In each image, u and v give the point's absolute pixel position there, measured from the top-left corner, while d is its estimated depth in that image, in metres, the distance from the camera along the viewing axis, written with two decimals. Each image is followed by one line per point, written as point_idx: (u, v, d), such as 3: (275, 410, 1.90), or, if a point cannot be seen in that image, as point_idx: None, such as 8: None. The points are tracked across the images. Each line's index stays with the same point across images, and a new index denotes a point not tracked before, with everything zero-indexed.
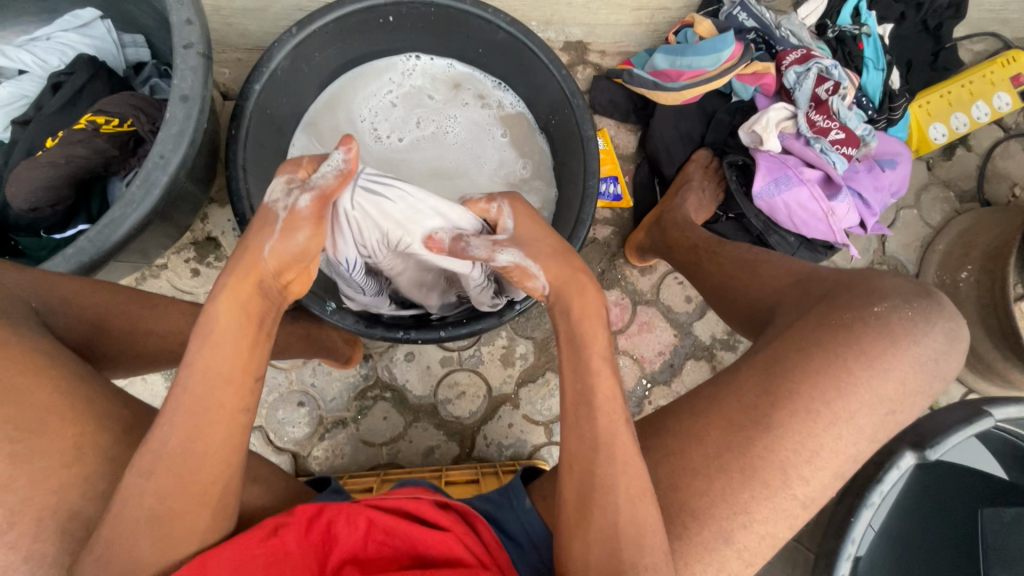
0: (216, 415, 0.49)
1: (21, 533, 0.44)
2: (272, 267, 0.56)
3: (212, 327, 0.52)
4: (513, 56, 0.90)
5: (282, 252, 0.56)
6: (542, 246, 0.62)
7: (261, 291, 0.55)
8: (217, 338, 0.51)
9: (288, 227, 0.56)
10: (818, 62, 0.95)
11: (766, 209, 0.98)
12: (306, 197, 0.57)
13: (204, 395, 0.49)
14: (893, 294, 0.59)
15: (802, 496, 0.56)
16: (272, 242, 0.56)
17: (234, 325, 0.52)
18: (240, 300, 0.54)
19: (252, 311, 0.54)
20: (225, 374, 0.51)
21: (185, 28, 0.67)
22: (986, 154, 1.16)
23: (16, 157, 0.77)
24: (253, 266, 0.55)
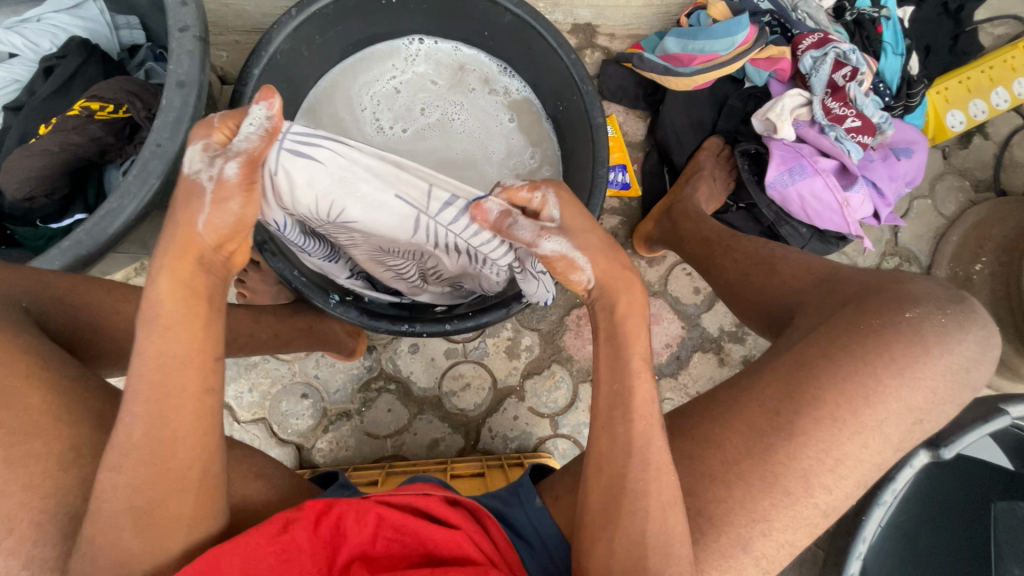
0: (179, 399, 0.46)
1: (19, 538, 0.43)
2: (211, 241, 0.50)
3: (154, 312, 0.47)
4: (520, 40, 0.87)
5: (216, 224, 0.50)
6: (588, 236, 0.56)
7: (203, 266, 0.50)
8: (166, 319, 0.47)
9: (218, 199, 0.49)
10: (835, 46, 0.91)
11: (779, 199, 0.96)
12: (232, 164, 0.50)
13: (161, 382, 0.46)
14: (925, 299, 0.58)
15: (824, 505, 0.55)
16: (204, 215, 0.50)
17: (180, 308, 0.48)
18: (180, 279, 0.48)
19: (195, 289, 0.49)
20: (179, 355, 0.47)
21: (180, 10, 0.65)
22: (1004, 142, 1.13)
23: (8, 145, 0.75)
24: (186, 242, 0.49)
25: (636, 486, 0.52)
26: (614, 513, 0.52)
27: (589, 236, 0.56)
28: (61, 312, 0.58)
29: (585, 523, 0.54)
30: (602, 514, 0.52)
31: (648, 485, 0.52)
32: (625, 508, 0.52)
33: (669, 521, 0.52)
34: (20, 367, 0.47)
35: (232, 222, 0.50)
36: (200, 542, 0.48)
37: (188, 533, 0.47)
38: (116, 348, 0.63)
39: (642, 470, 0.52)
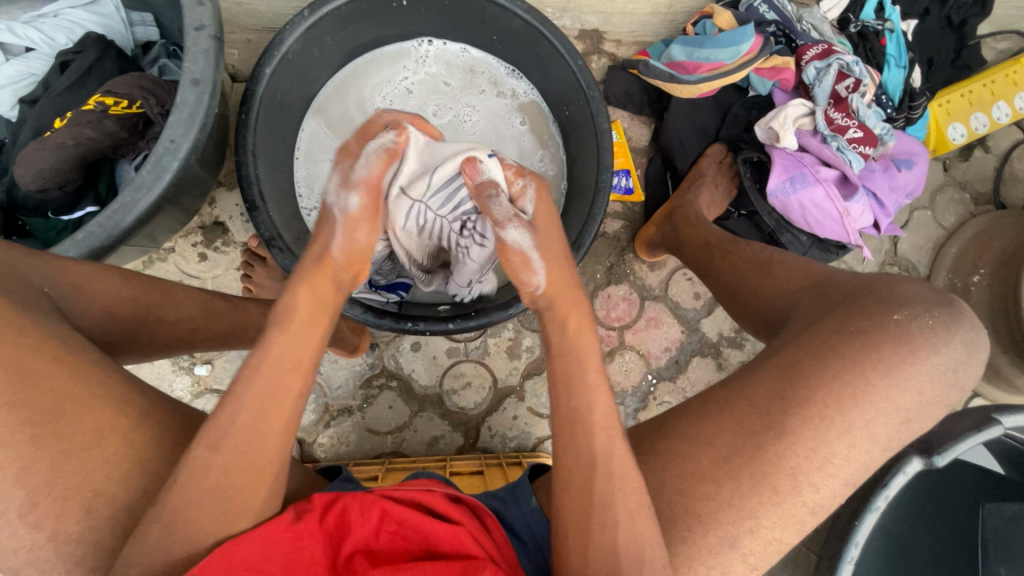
0: (282, 399, 0.50)
1: (43, 514, 0.44)
2: (341, 262, 0.59)
3: (288, 313, 0.54)
4: (529, 45, 0.88)
5: (348, 248, 0.59)
6: (553, 241, 0.64)
7: (335, 281, 0.58)
8: (298, 323, 0.53)
9: (350, 226, 0.59)
10: (839, 57, 0.93)
11: (780, 208, 0.97)
12: (356, 193, 0.59)
13: (272, 379, 0.50)
14: (913, 302, 0.59)
15: (811, 502, 0.56)
16: (340, 240, 0.59)
17: (308, 317, 0.55)
18: (319, 291, 0.56)
19: (326, 301, 0.57)
20: (297, 358, 0.52)
21: (196, 9, 0.66)
22: (1004, 156, 1.14)
23: (24, 137, 0.76)
24: (324, 259, 0.58)
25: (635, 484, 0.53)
26: (619, 509, 0.53)
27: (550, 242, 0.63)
28: (79, 301, 0.59)
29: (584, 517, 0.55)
30: (606, 513, 0.53)
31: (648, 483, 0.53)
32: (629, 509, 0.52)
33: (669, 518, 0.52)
34: (44, 351, 0.48)
35: (364, 240, 0.60)
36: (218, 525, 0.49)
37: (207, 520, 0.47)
38: (134, 334, 0.64)
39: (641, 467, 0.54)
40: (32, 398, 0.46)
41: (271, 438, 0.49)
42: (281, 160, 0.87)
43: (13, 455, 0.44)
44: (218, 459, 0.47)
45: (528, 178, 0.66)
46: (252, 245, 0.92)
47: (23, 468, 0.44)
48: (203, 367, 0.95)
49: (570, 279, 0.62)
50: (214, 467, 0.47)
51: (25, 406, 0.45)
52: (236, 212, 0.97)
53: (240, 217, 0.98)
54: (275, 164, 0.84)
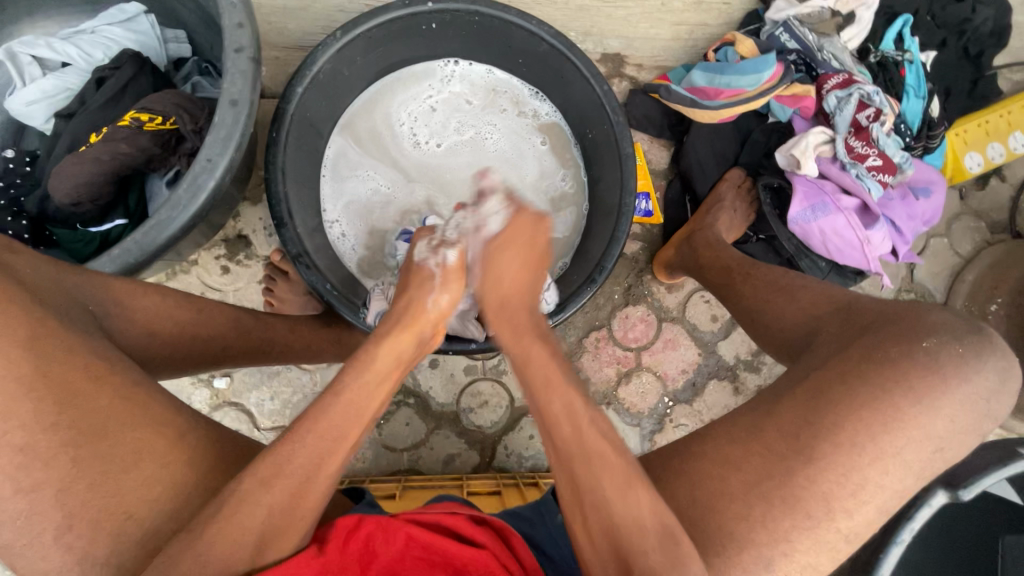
0: (337, 449, 0.50)
1: (76, 535, 0.44)
2: (430, 318, 0.65)
3: (371, 358, 0.56)
4: (553, 68, 0.90)
5: (438, 303, 0.66)
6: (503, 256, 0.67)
7: (417, 338, 0.63)
8: (376, 371, 0.56)
9: (444, 282, 0.67)
10: (860, 87, 0.93)
11: (800, 234, 0.97)
12: (451, 252, 0.68)
13: (336, 425, 0.50)
14: (942, 329, 0.59)
15: (845, 530, 0.56)
16: (433, 295, 0.66)
17: (388, 363, 0.57)
18: (402, 341, 0.60)
19: (402, 357, 0.60)
20: (362, 412, 0.52)
21: (236, 31, 0.67)
22: (1021, 185, 1.15)
23: (59, 150, 0.78)
24: (417, 311, 0.64)
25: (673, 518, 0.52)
26: None
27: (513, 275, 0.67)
28: (122, 318, 0.60)
29: None
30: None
31: None
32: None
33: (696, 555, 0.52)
34: (88, 370, 0.49)
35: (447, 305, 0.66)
36: None
37: None
38: (168, 351, 0.65)
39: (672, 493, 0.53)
40: (77, 417, 0.46)
41: (315, 482, 0.48)
42: (309, 176, 0.88)
43: (54, 476, 0.44)
44: (264, 497, 0.46)
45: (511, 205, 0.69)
46: (275, 259, 0.92)
47: (62, 489, 0.44)
48: (222, 380, 0.95)
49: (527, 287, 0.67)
50: (241, 489, 0.46)
51: (70, 426, 0.45)
52: (260, 226, 0.98)
53: (263, 231, 0.98)
54: (302, 181, 0.85)
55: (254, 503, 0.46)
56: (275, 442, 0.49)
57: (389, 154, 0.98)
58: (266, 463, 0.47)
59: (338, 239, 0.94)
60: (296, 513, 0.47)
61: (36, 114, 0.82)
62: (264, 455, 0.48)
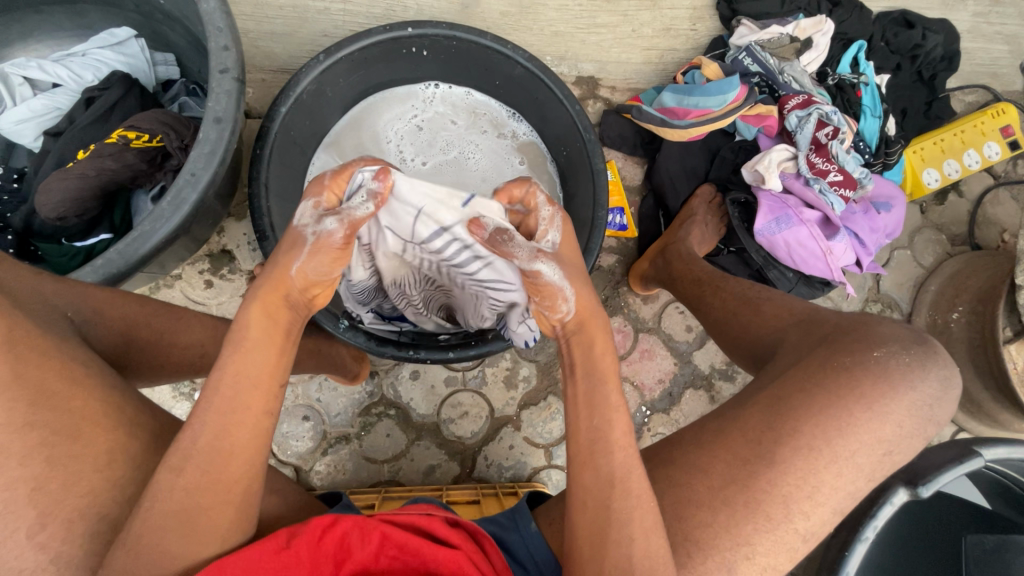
0: (244, 416, 0.51)
1: (51, 535, 0.44)
2: (297, 283, 0.58)
3: (243, 332, 0.54)
4: (529, 90, 0.94)
5: (307, 269, 0.58)
6: (576, 269, 0.64)
7: (287, 303, 0.58)
8: (250, 344, 0.54)
9: (316, 249, 0.58)
10: (819, 107, 0.99)
11: (767, 245, 1.01)
12: (334, 222, 0.58)
13: (233, 397, 0.51)
14: (890, 339, 0.63)
15: (802, 530, 0.58)
16: (300, 261, 0.58)
17: (263, 332, 0.55)
18: (271, 308, 0.56)
19: (278, 323, 0.57)
20: (255, 378, 0.53)
21: (222, 53, 0.70)
22: (977, 200, 1.21)
23: (46, 167, 0.80)
24: (279, 280, 0.57)
25: (614, 491, 0.55)
26: (629, 527, 0.54)
27: (574, 267, 0.64)
28: (99, 325, 0.61)
29: (572, 546, 0.56)
30: (602, 531, 0.55)
31: (643, 503, 0.55)
32: (621, 533, 0.54)
33: (648, 548, 0.54)
34: (66, 373, 0.49)
35: (323, 269, 0.59)
36: (229, 546, 0.50)
37: (206, 542, 0.48)
38: (151, 354, 0.67)
39: (615, 477, 0.56)
40: (52, 418, 0.47)
41: (230, 450, 0.50)
42: (291, 192, 0.90)
43: (26, 474, 0.44)
44: (180, 480, 0.47)
45: (557, 208, 0.66)
46: (260, 274, 0.95)
47: (36, 488, 0.44)
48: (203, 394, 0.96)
49: (593, 302, 0.63)
50: (154, 481, 0.47)
51: (45, 426, 0.46)
52: (243, 241, 1.00)
53: (247, 246, 1.00)
54: (286, 197, 0.88)
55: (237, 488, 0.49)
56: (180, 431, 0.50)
57: None
58: (174, 451, 0.49)
59: None
60: (231, 468, 0.50)
61: (25, 132, 0.85)
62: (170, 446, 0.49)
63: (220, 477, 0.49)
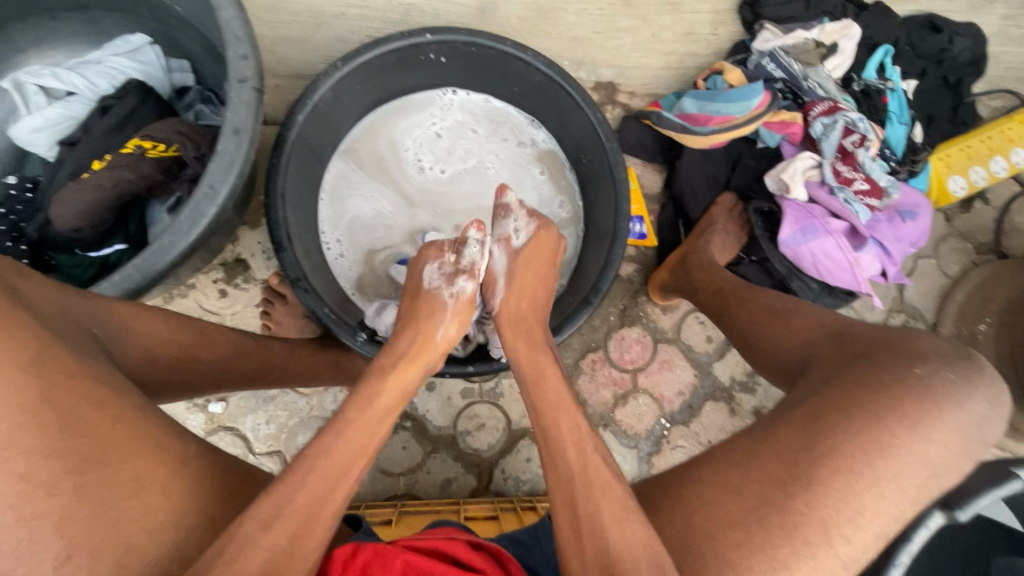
0: (341, 481, 0.52)
1: (80, 565, 0.42)
2: (438, 347, 0.69)
3: (378, 392, 0.60)
4: (550, 98, 0.92)
5: (449, 330, 0.70)
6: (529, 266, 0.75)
7: (423, 368, 0.67)
8: (377, 409, 0.59)
9: (455, 308, 0.71)
10: (845, 115, 0.97)
11: (791, 256, 0.99)
12: (464, 282, 0.71)
13: (339, 461, 0.53)
14: (931, 356, 0.61)
15: (844, 556, 0.55)
16: (442, 322, 0.70)
17: (392, 399, 0.61)
18: (412, 372, 0.65)
19: (407, 389, 0.63)
20: (363, 445, 0.56)
21: (241, 63, 0.69)
22: (1004, 208, 1.18)
23: (61, 177, 0.79)
24: (426, 340, 0.68)
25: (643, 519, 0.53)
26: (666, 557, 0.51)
27: (529, 275, 0.75)
28: (124, 342, 0.60)
29: None
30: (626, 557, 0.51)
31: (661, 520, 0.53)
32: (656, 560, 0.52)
33: None
34: (91, 394, 0.48)
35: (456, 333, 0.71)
36: None
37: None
38: (174, 371, 0.66)
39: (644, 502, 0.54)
40: (80, 443, 0.45)
41: (318, 518, 0.50)
42: (308, 201, 0.89)
43: (56, 503, 0.42)
44: (258, 514, 0.47)
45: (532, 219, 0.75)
46: (274, 283, 0.93)
47: (65, 517, 0.43)
48: (217, 405, 0.95)
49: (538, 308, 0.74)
50: (237, 529, 0.46)
51: (74, 452, 0.44)
52: (258, 250, 0.99)
53: (261, 255, 0.99)
54: (302, 206, 0.86)
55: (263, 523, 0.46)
56: (274, 484, 0.50)
57: (394, 178, 1.00)
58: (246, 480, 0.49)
59: (336, 260, 0.95)
60: (304, 547, 0.48)
61: (39, 141, 0.84)
62: (261, 498, 0.49)
63: (251, 521, 0.47)
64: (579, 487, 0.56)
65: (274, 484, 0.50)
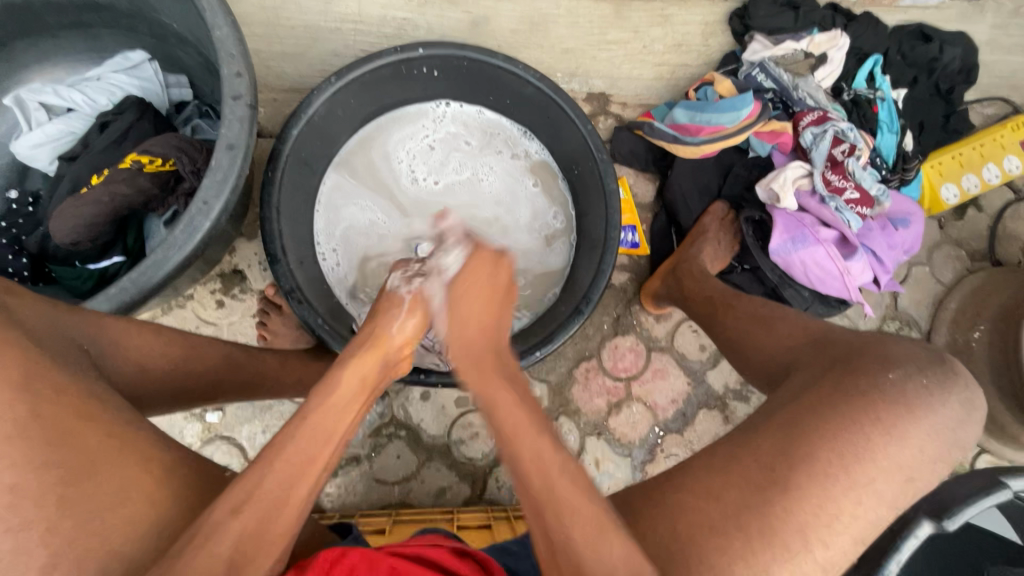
0: (309, 466, 0.53)
1: (63, 573, 0.43)
2: (395, 343, 0.70)
3: (336, 385, 0.61)
4: (541, 109, 0.93)
5: (405, 329, 0.72)
6: (479, 270, 0.75)
7: (381, 361, 0.68)
8: (338, 398, 0.60)
9: (409, 310, 0.72)
10: (834, 124, 0.98)
11: (782, 264, 1.00)
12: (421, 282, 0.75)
13: (305, 447, 0.54)
14: (905, 362, 0.62)
15: (822, 560, 0.56)
16: (397, 324, 0.71)
17: (352, 390, 0.62)
18: (370, 368, 0.66)
19: (366, 381, 0.65)
20: (330, 431, 0.57)
21: (235, 80, 0.70)
22: (997, 215, 1.18)
23: (61, 191, 0.81)
24: (382, 340, 0.69)
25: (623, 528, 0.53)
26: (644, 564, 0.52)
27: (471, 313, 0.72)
28: (115, 355, 0.62)
29: None
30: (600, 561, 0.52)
31: None
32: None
33: None
34: (81, 408, 0.49)
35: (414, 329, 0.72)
36: None
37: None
38: (166, 385, 0.67)
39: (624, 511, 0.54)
40: (67, 454, 0.46)
41: (290, 501, 0.50)
42: (302, 213, 0.90)
43: (42, 514, 0.44)
44: (235, 523, 0.47)
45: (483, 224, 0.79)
46: (269, 293, 0.95)
47: (49, 528, 0.44)
48: (214, 415, 0.96)
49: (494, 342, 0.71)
50: (210, 516, 0.47)
51: (61, 463, 0.46)
52: (255, 261, 1.00)
53: (258, 266, 1.01)
54: (297, 219, 0.88)
55: (231, 533, 0.46)
56: (242, 473, 0.51)
57: (389, 189, 1.02)
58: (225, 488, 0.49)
59: (331, 271, 0.96)
60: (278, 525, 0.49)
61: (40, 156, 0.86)
62: (233, 484, 0.49)
63: (221, 509, 0.47)
64: (553, 480, 0.56)
65: (241, 474, 0.51)
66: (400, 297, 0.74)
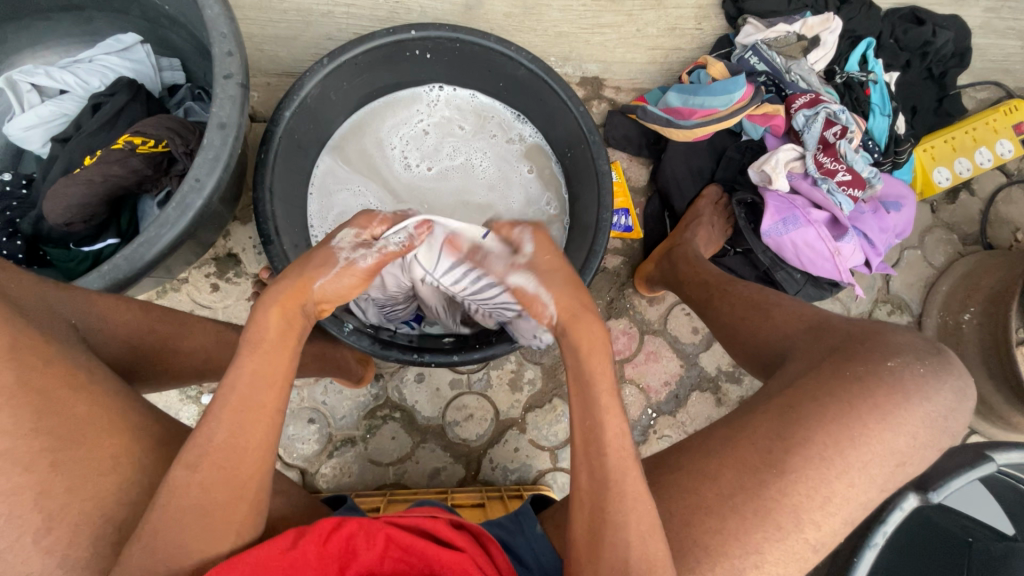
0: (258, 414, 0.51)
1: (55, 539, 0.45)
2: (315, 297, 0.60)
3: (259, 333, 0.55)
4: (534, 91, 0.93)
5: (329, 288, 0.60)
6: (557, 272, 0.63)
7: (301, 312, 0.59)
8: (269, 344, 0.55)
9: (343, 273, 0.60)
10: (826, 106, 0.98)
11: (774, 246, 1.00)
12: (369, 258, 0.61)
13: (248, 396, 0.52)
14: (905, 350, 0.62)
15: (813, 540, 0.57)
16: (323, 280, 0.60)
17: (278, 335, 0.55)
18: (288, 313, 0.57)
19: (288, 330, 0.57)
20: (269, 374, 0.53)
21: (226, 59, 0.70)
22: (990, 199, 1.19)
23: (54, 173, 0.81)
24: (300, 289, 0.58)
25: (605, 499, 0.54)
26: (631, 533, 0.53)
27: (556, 275, 0.63)
28: (102, 330, 0.62)
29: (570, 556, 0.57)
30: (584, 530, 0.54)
31: (629, 499, 0.54)
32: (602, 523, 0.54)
33: (647, 558, 0.53)
34: (72, 379, 0.50)
35: (346, 292, 0.62)
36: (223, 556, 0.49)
37: (220, 540, 0.49)
38: (155, 362, 0.68)
39: (608, 483, 0.55)
40: (57, 424, 0.47)
41: (244, 450, 0.50)
42: (295, 197, 0.90)
43: (34, 481, 0.44)
44: (196, 477, 0.48)
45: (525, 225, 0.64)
46: (264, 277, 0.96)
47: (41, 493, 0.45)
48: (210, 397, 0.96)
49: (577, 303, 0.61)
50: (171, 478, 0.48)
51: (50, 432, 0.46)
52: (248, 244, 1.00)
53: (252, 250, 1.01)
54: (290, 203, 0.88)
55: (193, 485, 0.48)
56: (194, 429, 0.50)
57: (382, 174, 1.02)
58: (189, 447, 0.49)
59: None
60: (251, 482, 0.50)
61: (33, 138, 0.86)
62: (188, 441, 0.50)
63: (176, 467, 0.48)
64: None
65: (193, 431, 0.50)
66: (333, 255, 0.60)
